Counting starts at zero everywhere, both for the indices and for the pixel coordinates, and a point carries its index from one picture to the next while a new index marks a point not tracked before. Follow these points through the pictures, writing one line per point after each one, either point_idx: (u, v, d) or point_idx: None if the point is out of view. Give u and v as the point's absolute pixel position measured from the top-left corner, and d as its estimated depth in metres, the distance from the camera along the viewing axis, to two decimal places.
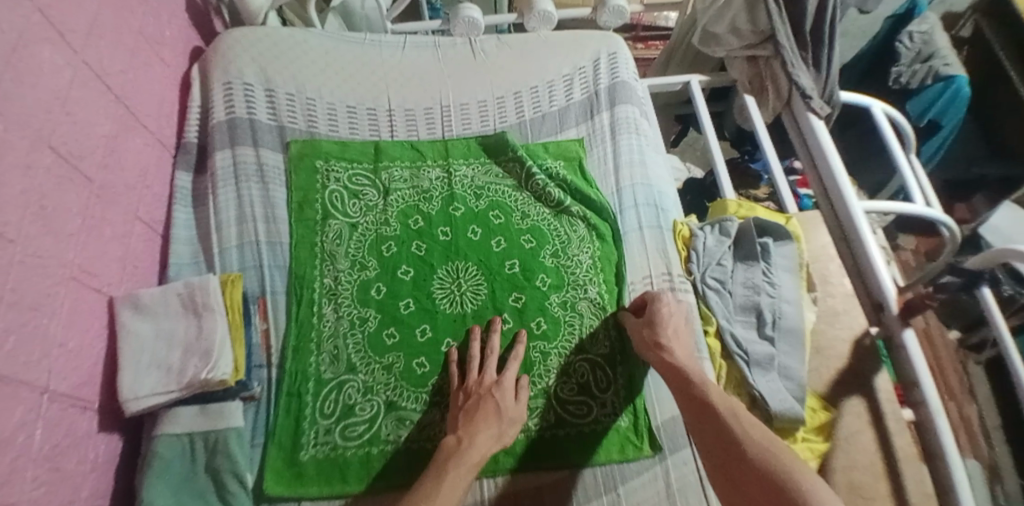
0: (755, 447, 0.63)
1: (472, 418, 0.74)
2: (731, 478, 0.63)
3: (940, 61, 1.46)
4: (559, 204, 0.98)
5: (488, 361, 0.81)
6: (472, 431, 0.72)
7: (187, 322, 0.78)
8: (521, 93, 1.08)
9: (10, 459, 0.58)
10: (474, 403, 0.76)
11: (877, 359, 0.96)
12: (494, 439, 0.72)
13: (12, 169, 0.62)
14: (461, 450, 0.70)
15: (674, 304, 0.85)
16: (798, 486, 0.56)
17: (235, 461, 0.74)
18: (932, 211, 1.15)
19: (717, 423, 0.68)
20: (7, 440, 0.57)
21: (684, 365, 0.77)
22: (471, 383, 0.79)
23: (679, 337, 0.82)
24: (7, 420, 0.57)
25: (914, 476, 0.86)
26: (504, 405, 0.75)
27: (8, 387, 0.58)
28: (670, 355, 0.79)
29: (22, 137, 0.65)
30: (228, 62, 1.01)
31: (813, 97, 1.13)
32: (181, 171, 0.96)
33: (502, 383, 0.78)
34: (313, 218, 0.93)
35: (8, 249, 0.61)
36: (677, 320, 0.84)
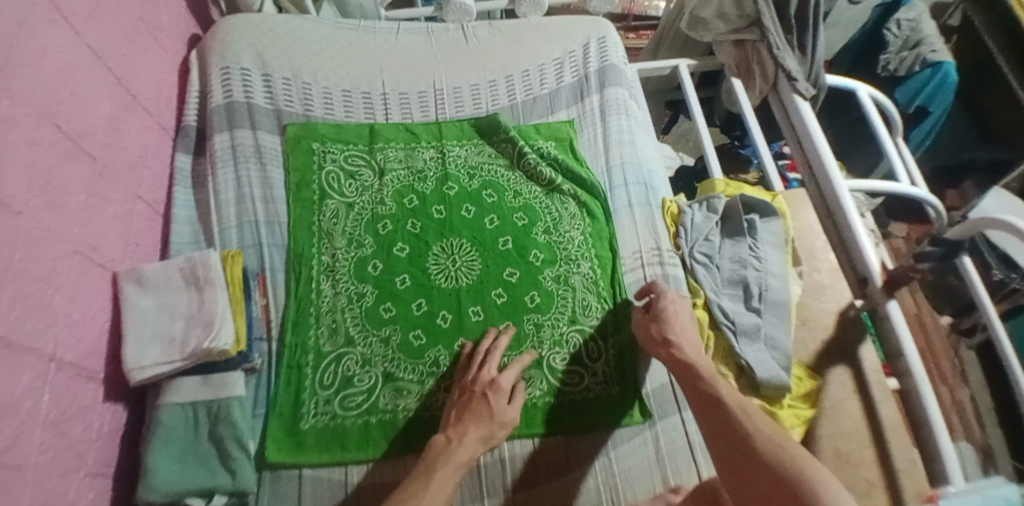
0: (763, 439, 0.59)
1: (463, 417, 0.74)
2: (736, 470, 0.58)
3: (927, 47, 1.50)
4: (551, 182, 1.01)
5: (489, 360, 0.81)
6: (461, 432, 0.72)
7: (189, 295, 0.81)
8: (513, 76, 1.11)
9: (17, 424, 0.59)
10: (467, 402, 0.76)
11: (862, 330, 0.99)
12: (484, 440, 0.72)
13: (17, 144, 0.64)
14: (449, 448, 0.69)
15: (678, 302, 0.84)
16: (805, 477, 0.51)
17: (237, 428, 0.76)
18: (918, 191, 1.19)
19: (725, 418, 0.64)
20: (15, 404, 0.59)
21: (693, 361, 0.75)
22: (468, 381, 0.79)
23: (687, 334, 0.81)
24: (15, 384, 0.59)
25: (899, 444, 0.88)
26: (498, 408, 0.75)
27: (15, 353, 0.60)
28: (679, 354, 0.77)
29: (27, 114, 0.67)
30: (226, 48, 1.04)
31: (799, 79, 1.15)
32: (181, 152, 0.98)
33: (498, 384, 0.77)
34: (310, 198, 0.96)
35: (16, 220, 0.63)
36: (682, 315, 0.83)
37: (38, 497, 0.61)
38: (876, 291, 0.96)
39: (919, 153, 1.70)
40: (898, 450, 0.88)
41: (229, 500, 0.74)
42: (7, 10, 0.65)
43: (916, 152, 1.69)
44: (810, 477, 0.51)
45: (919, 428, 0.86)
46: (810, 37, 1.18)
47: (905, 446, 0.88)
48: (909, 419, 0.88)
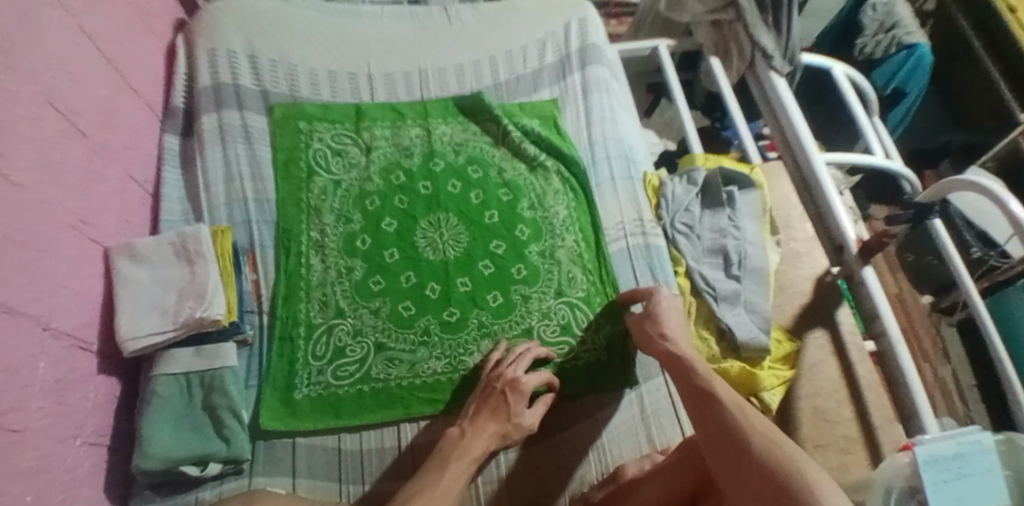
0: (760, 440, 0.55)
1: (480, 412, 0.75)
2: (732, 473, 0.54)
3: (902, 30, 1.55)
4: (535, 159, 1.03)
5: (519, 360, 0.81)
6: (477, 426, 0.73)
7: (181, 269, 0.82)
8: (496, 57, 1.13)
9: (19, 390, 0.60)
10: (487, 396, 0.77)
11: (838, 295, 1.02)
12: (499, 437, 0.73)
13: (19, 120, 0.65)
14: (463, 441, 0.71)
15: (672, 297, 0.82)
16: (807, 486, 0.47)
17: (231, 397, 0.78)
18: (893, 165, 1.23)
19: (720, 417, 0.60)
20: (16, 368, 0.60)
21: (685, 354, 0.71)
22: (494, 375, 0.80)
23: (680, 330, 0.78)
24: (19, 350, 0.60)
25: (876, 402, 0.92)
26: (516, 410, 0.75)
27: (16, 319, 0.61)
28: (671, 348, 0.74)
29: (29, 91, 0.68)
30: (212, 31, 1.05)
31: (775, 57, 1.19)
32: (170, 133, 1.00)
33: (520, 384, 0.77)
34: (298, 176, 0.97)
35: (18, 192, 0.64)
36: (677, 312, 0.80)
37: (40, 460, 0.62)
38: (852, 258, 0.99)
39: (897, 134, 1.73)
40: (876, 408, 0.91)
41: (226, 467, 0.75)
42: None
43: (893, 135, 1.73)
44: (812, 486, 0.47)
45: (893, 385, 0.89)
46: (784, 17, 1.20)
47: (882, 404, 0.91)
48: (885, 378, 0.91)
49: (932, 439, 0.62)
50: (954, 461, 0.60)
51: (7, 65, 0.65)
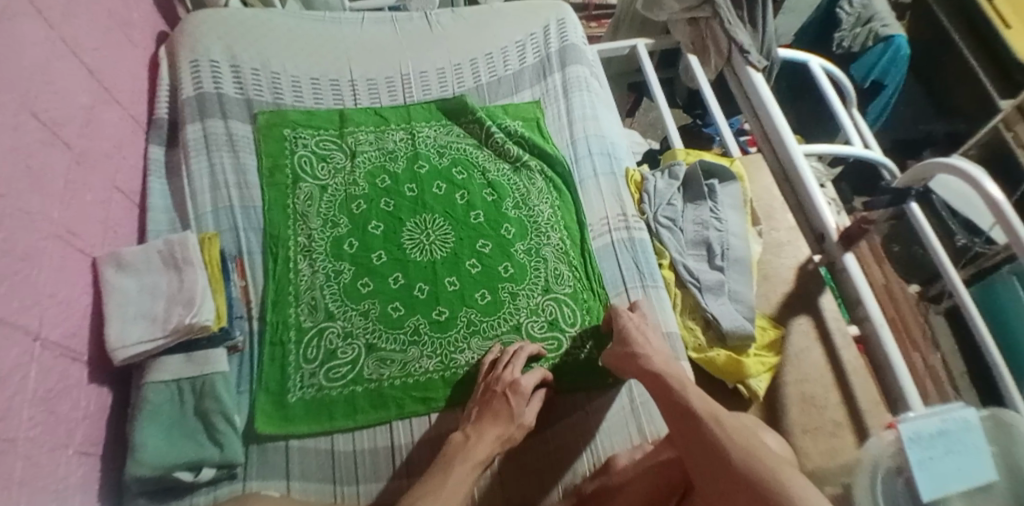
0: (738, 450, 0.57)
1: (482, 416, 0.76)
2: (714, 486, 0.56)
3: (879, 23, 1.58)
4: (518, 160, 1.05)
5: (514, 362, 0.82)
6: (479, 430, 0.74)
7: (169, 276, 0.83)
8: (477, 59, 1.15)
9: (10, 395, 0.61)
10: (487, 399, 0.78)
11: (820, 282, 1.04)
12: (502, 439, 0.74)
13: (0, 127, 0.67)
14: (466, 446, 0.71)
15: (637, 318, 0.84)
16: (783, 494, 0.50)
17: (223, 402, 0.79)
18: (871, 154, 1.25)
19: (700, 429, 0.62)
20: (7, 376, 0.61)
21: (663, 371, 0.73)
22: (492, 379, 0.80)
23: (655, 347, 0.79)
24: (7, 359, 0.61)
25: (861, 386, 0.93)
26: (518, 411, 0.76)
27: (5, 328, 0.62)
28: (647, 366, 0.75)
29: (10, 100, 0.69)
30: (194, 42, 1.06)
31: (751, 52, 1.22)
32: (155, 144, 1.01)
33: (519, 386, 0.78)
34: (284, 182, 0.98)
35: (1, 202, 0.65)
36: (643, 330, 0.82)
37: (29, 468, 0.63)
38: (833, 246, 1.00)
39: (878, 126, 1.76)
40: (861, 391, 0.93)
41: (218, 472, 0.76)
42: None
43: (874, 126, 1.75)
44: (789, 494, 0.50)
45: (877, 368, 0.90)
46: (760, 14, 1.25)
47: (868, 387, 0.93)
48: (870, 362, 0.92)
49: (916, 415, 0.59)
50: (939, 437, 0.56)
51: None
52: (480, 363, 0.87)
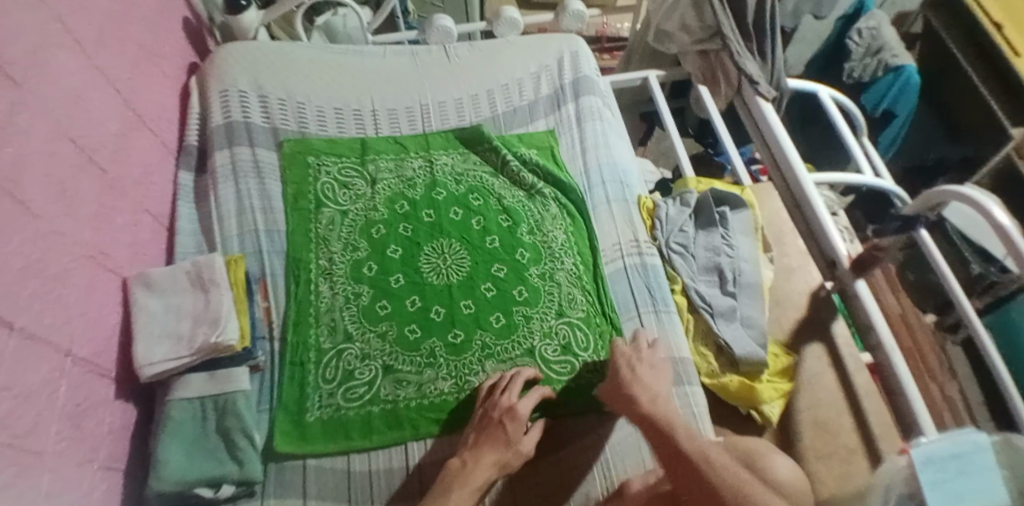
0: (730, 493, 0.62)
1: (479, 441, 0.77)
2: None
3: (889, 53, 1.58)
4: (532, 187, 1.07)
5: (511, 387, 0.83)
6: (477, 455, 0.75)
7: (195, 296, 0.86)
8: (493, 90, 1.19)
9: (37, 411, 0.66)
10: (485, 425, 0.79)
11: (832, 308, 1.05)
12: (500, 465, 0.75)
13: (36, 153, 0.71)
14: (465, 472, 0.73)
15: (630, 351, 0.84)
16: None
17: (244, 419, 0.81)
18: (880, 182, 1.26)
19: (691, 469, 0.65)
20: (37, 391, 0.66)
21: (654, 408, 0.74)
22: (489, 405, 0.81)
23: (649, 380, 0.80)
24: (37, 375, 0.66)
25: (874, 410, 0.93)
26: (515, 437, 0.78)
27: (34, 343, 0.66)
28: (640, 401, 0.75)
29: (46, 127, 0.74)
30: (223, 73, 1.11)
31: (760, 83, 1.24)
32: (184, 170, 1.05)
33: (516, 411, 0.79)
34: (307, 208, 1.02)
35: (36, 224, 0.70)
36: (638, 362, 0.83)
37: (56, 482, 0.67)
38: (844, 272, 1.02)
39: (890, 153, 1.78)
40: (874, 415, 0.92)
41: (238, 489, 0.78)
42: (28, 36, 0.73)
43: (886, 153, 1.77)
44: None
45: (889, 392, 0.90)
46: (769, 44, 1.28)
47: (880, 411, 0.93)
48: (882, 387, 0.92)
49: (929, 441, 0.60)
50: (951, 460, 0.56)
51: (24, 102, 0.71)
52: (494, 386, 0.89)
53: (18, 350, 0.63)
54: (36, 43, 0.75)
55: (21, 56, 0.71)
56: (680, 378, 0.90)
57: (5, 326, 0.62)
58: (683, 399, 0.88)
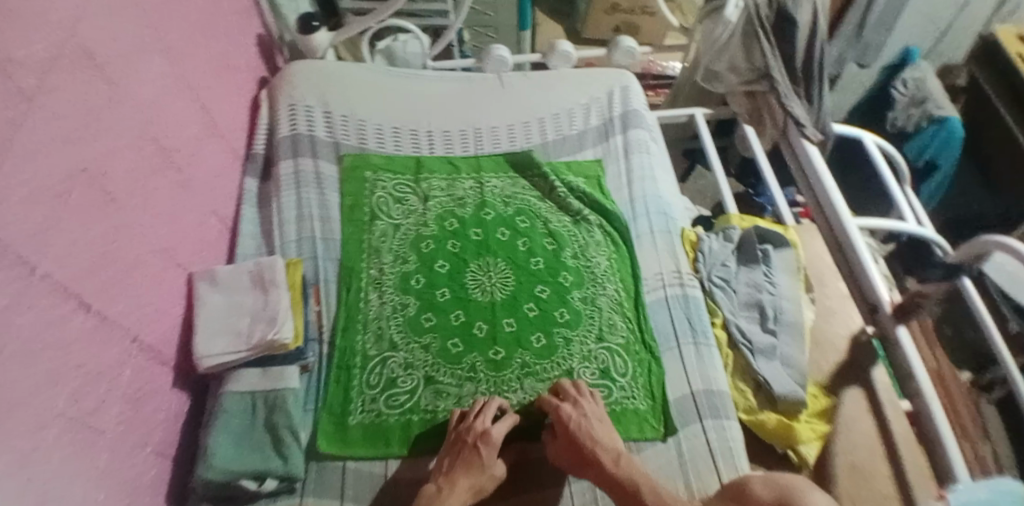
0: None
1: (454, 467, 0.78)
2: None
3: (933, 104, 1.60)
4: (578, 213, 1.10)
5: (485, 412, 0.84)
6: (452, 480, 0.77)
7: (256, 294, 0.91)
8: (544, 118, 1.23)
9: (103, 391, 0.70)
10: (459, 450, 0.80)
11: (872, 354, 1.04)
12: (473, 491, 0.77)
13: (124, 150, 0.78)
14: (440, 498, 0.75)
15: (576, 392, 0.87)
16: None
17: (291, 417, 0.84)
18: (922, 232, 1.25)
19: None
20: (103, 372, 0.70)
21: (619, 463, 0.78)
22: (463, 428, 0.82)
23: (602, 425, 0.83)
24: (105, 356, 0.71)
25: (911, 459, 0.91)
26: (488, 461, 0.79)
27: (105, 326, 0.71)
28: (601, 452, 0.79)
29: (134, 127, 0.80)
30: (292, 89, 1.18)
31: (807, 126, 1.29)
32: (250, 177, 1.12)
33: (489, 436, 0.80)
34: (362, 219, 1.07)
35: (119, 215, 0.76)
36: (593, 406, 0.85)
37: (112, 461, 0.71)
38: (886, 318, 1.01)
39: (931, 204, 1.78)
40: (910, 464, 0.90)
41: (280, 485, 0.80)
42: (127, 43, 0.80)
43: (929, 204, 1.77)
44: None
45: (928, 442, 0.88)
46: (816, 89, 1.32)
47: (917, 461, 0.91)
48: (922, 437, 0.90)
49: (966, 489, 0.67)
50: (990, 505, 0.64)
51: (118, 102, 0.77)
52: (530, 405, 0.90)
53: (91, 332, 0.69)
54: (133, 48, 0.82)
55: (120, 62, 0.78)
56: (717, 411, 0.90)
57: (80, 308, 0.67)
58: (718, 432, 0.88)
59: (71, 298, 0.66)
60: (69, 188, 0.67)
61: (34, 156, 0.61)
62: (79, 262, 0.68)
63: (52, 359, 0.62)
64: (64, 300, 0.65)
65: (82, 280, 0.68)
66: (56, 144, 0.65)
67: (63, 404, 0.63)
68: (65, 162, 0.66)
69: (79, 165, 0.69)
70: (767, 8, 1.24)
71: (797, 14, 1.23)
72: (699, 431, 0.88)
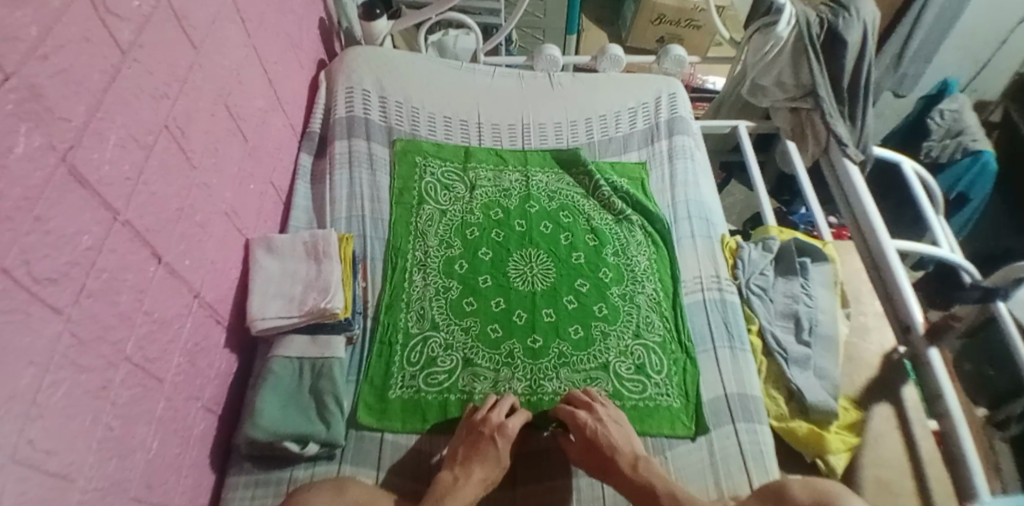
0: None
1: (470, 457, 0.79)
2: None
3: (968, 137, 1.59)
4: (621, 213, 1.12)
5: (500, 405, 0.85)
6: (467, 471, 0.77)
7: (308, 264, 0.94)
8: (591, 119, 1.26)
9: (166, 340, 0.73)
10: (475, 441, 0.80)
11: (903, 372, 1.04)
12: (486, 482, 0.77)
13: (201, 112, 0.81)
14: (455, 488, 0.75)
15: (591, 398, 0.87)
16: None
17: (336, 384, 0.86)
18: (952, 256, 1.25)
19: None
20: (168, 322, 0.73)
21: (637, 467, 0.79)
22: (478, 420, 0.83)
23: (617, 430, 0.83)
24: (170, 307, 0.73)
25: (936, 478, 0.91)
26: (503, 451, 0.80)
27: (172, 278, 0.74)
28: (616, 456, 0.80)
29: (210, 91, 0.84)
30: (351, 72, 1.22)
31: (848, 145, 1.29)
32: (305, 153, 1.15)
33: (506, 428, 0.81)
34: (410, 202, 1.10)
35: (192, 173, 0.79)
36: (610, 411, 0.86)
37: (168, 410, 0.73)
38: (917, 338, 1.02)
39: (961, 236, 1.77)
40: (934, 481, 0.91)
41: (320, 450, 0.82)
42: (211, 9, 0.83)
43: (959, 234, 1.76)
44: None
45: (952, 463, 0.89)
46: (860, 109, 1.32)
47: (942, 479, 0.91)
48: (946, 455, 0.91)
49: None
50: None
51: (199, 66, 0.81)
52: (565, 394, 0.91)
53: (160, 282, 0.71)
54: (216, 15, 0.85)
55: (204, 28, 0.82)
56: (750, 415, 0.90)
57: (153, 259, 0.70)
58: (751, 436, 0.88)
59: (146, 247, 0.69)
60: (153, 142, 0.70)
61: (125, 107, 0.65)
62: (156, 213, 0.71)
63: (124, 303, 0.65)
64: (140, 248, 0.67)
65: (157, 231, 0.71)
66: (143, 98, 0.68)
67: (131, 348, 0.66)
68: (151, 117, 0.70)
69: (163, 121, 0.72)
70: (818, 27, 1.27)
71: (847, 36, 1.24)
72: (731, 433, 0.89)
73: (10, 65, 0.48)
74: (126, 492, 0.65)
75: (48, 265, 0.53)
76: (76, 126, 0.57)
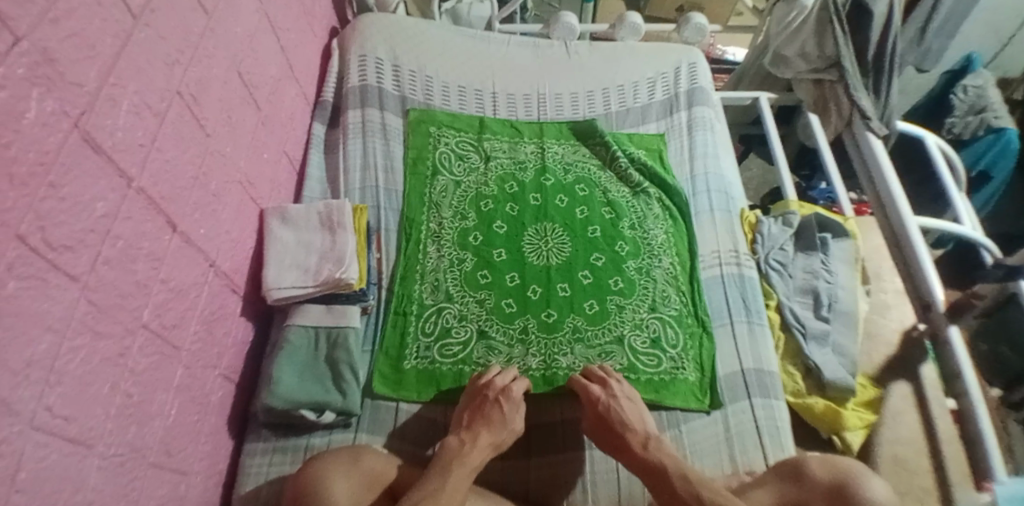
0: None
1: (476, 422, 0.78)
2: None
3: (992, 114, 1.53)
4: (638, 185, 1.10)
5: (505, 372, 0.86)
6: (474, 435, 0.77)
7: (323, 234, 0.93)
8: (609, 89, 1.23)
9: (183, 309, 0.73)
10: (480, 406, 0.80)
11: (922, 351, 1.02)
12: (495, 445, 0.77)
13: (214, 80, 0.80)
14: (463, 452, 0.74)
15: (604, 374, 0.87)
16: None
17: (352, 355, 0.86)
18: (975, 235, 1.22)
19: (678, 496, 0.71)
20: (185, 291, 0.73)
21: (648, 440, 0.78)
22: (481, 384, 0.83)
23: (630, 404, 0.83)
24: (187, 276, 0.73)
25: (953, 457, 0.90)
26: (509, 414, 0.80)
27: (188, 247, 0.74)
28: (625, 427, 0.79)
29: (223, 58, 0.82)
30: (364, 40, 1.19)
31: (873, 119, 1.25)
32: (318, 122, 1.14)
33: (510, 392, 0.82)
34: (424, 173, 1.09)
35: (206, 141, 0.78)
36: (620, 385, 0.85)
37: (186, 377, 0.74)
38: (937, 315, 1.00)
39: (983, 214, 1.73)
40: (951, 461, 0.90)
41: (337, 418, 0.83)
42: None
43: (981, 212, 1.72)
44: None
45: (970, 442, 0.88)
46: (886, 81, 1.28)
47: (960, 459, 0.90)
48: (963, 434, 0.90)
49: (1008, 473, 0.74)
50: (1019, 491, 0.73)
51: (211, 31, 0.79)
52: (580, 368, 0.91)
53: (176, 251, 0.71)
54: None
55: None
56: (766, 390, 0.90)
57: (168, 227, 0.69)
58: (766, 411, 0.88)
59: (161, 215, 0.68)
60: (166, 109, 0.69)
61: (138, 73, 0.63)
62: (171, 181, 0.70)
63: (142, 271, 0.64)
64: (155, 217, 0.67)
65: (173, 199, 0.70)
66: (156, 64, 0.67)
67: (148, 315, 0.66)
68: (164, 83, 0.68)
69: (176, 88, 0.71)
70: None
71: (874, 6, 1.20)
72: (746, 408, 0.88)
73: (21, 28, 0.47)
74: (146, 458, 0.65)
75: (64, 233, 0.52)
76: (90, 91, 0.56)
